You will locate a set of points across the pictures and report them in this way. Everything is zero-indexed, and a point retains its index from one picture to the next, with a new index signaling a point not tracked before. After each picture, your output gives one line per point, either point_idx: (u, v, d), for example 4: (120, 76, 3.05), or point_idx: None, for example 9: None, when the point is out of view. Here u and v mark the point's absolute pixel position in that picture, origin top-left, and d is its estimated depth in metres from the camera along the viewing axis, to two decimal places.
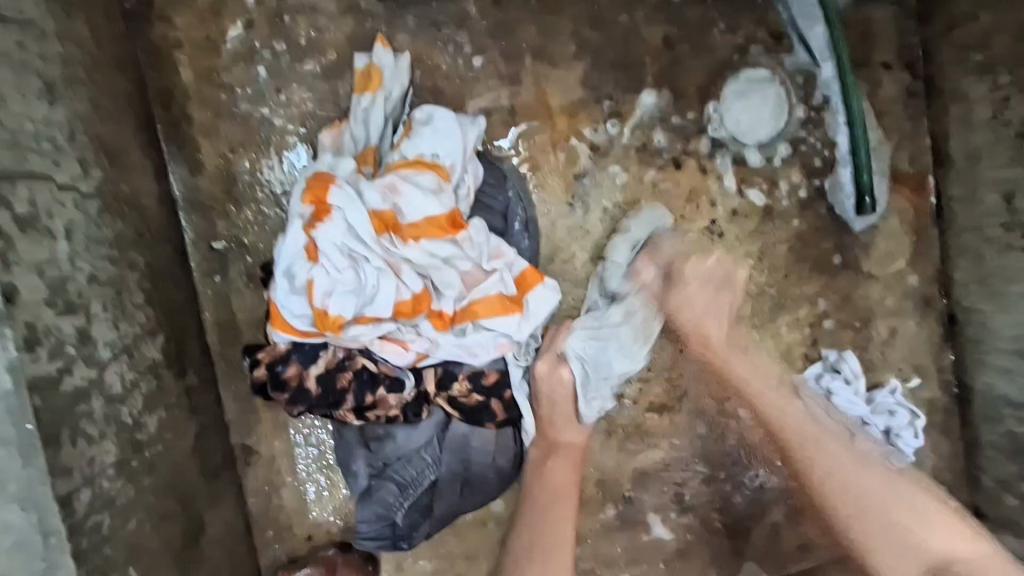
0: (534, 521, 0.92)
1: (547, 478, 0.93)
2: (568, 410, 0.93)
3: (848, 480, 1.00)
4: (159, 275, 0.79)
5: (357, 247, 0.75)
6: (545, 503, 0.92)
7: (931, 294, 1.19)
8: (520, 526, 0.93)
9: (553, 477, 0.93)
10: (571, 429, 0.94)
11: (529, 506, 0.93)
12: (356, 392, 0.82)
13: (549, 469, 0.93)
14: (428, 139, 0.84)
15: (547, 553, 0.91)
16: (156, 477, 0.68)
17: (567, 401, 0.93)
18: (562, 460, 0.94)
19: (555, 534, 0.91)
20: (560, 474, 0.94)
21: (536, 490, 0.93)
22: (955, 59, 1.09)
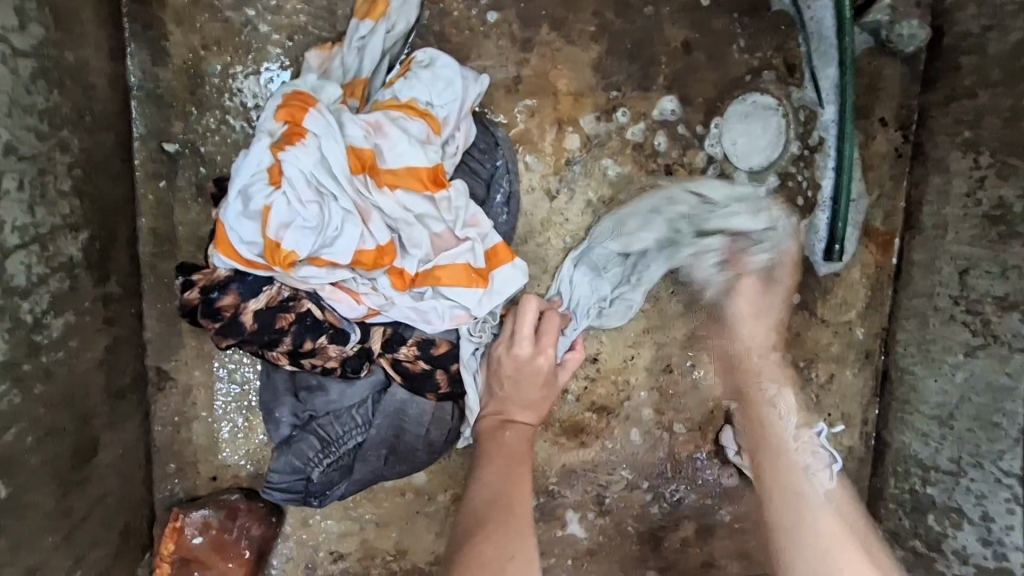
0: (489, 480, 0.83)
1: (505, 443, 0.86)
2: (528, 390, 0.88)
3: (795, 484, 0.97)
4: (96, 166, 0.70)
5: (327, 182, 0.68)
6: (503, 463, 0.84)
7: (872, 348, 1.25)
8: (473, 488, 0.83)
9: (508, 444, 0.86)
10: (529, 410, 0.89)
11: (484, 469, 0.85)
12: (294, 335, 0.75)
13: (507, 438, 0.87)
14: (425, 84, 0.76)
15: (510, 510, 0.79)
16: (51, 387, 0.60)
17: (528, 379, 0.88)
18: (516, 440, 0.87)
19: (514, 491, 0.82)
20: (517, 441, 0.87)
21: (492, 455, 0.86)
22: (946, 130, 1.12)
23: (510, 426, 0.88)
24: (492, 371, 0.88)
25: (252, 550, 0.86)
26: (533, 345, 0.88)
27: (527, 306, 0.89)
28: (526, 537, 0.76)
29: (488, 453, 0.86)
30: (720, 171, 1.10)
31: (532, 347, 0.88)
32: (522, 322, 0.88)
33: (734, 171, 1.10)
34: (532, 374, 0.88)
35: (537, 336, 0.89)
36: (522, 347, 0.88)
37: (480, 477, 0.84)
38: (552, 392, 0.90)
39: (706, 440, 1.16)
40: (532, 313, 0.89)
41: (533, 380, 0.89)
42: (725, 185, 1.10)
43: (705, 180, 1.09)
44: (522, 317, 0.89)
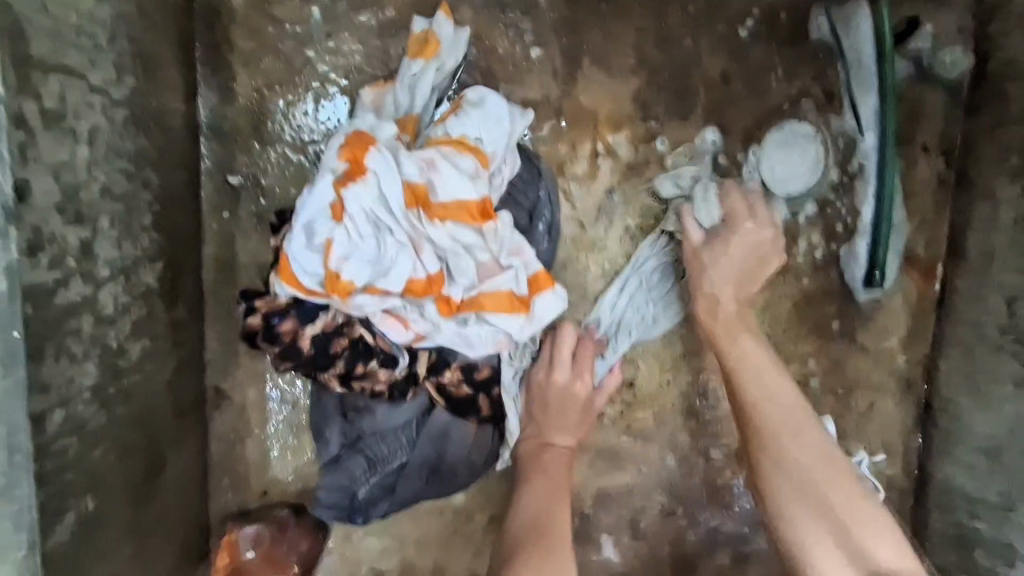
0: (529, 502, 0.87)
1: (545, 466, 0.90)
2: (566, 414, 0.92)
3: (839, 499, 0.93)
4: (170, 199, 0.75)
5: (384, 217, 0.71)
6: (543, 486, 0.88)
7: (914, 377, 1.23)
8: (515, 508, 0.87)
9: (548, 466, 0.90)
10: (568, 433, 0.92)
11: (524, 492, 0.89)
12: (347, 360, 0.79)
13: (547, 461, 0.90)
14: (475, 122, 0.81)
15: (553, 532, 0.83)
16: (129, 408, 0.65)
17: (566, 404, 0.92)
18: (556, 462, 0.90)
19: (555, 510, 0.86)
20: (557, 463, 0.90)
21: (532, 476, 0.89)
22: (991, 156, 1.10)
23: (549, 450, 0.91)
24: (531, 396, 0.92)
25: (299, 565, 0.90)
26: (570, 370, 0.92)
27: (564, 333, 0.93)
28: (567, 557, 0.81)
29: (528, 474, 0.90)
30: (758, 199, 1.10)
31: (569, 373, 0.92)
32: (560, 347, 0.92)
33: (772, 199, 1.10)
34: (570, 399, 0.91)
35: (574, 362, 0.93)
36: (559, 372, 0.92)
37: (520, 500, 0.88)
38: (589, 416, 0.93)
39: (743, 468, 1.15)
40: (569, 340, 0.93)
41: (572, 405, 0.92)
42: (763, 213, 1.11)
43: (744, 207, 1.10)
44: (560, 342, 0.93)
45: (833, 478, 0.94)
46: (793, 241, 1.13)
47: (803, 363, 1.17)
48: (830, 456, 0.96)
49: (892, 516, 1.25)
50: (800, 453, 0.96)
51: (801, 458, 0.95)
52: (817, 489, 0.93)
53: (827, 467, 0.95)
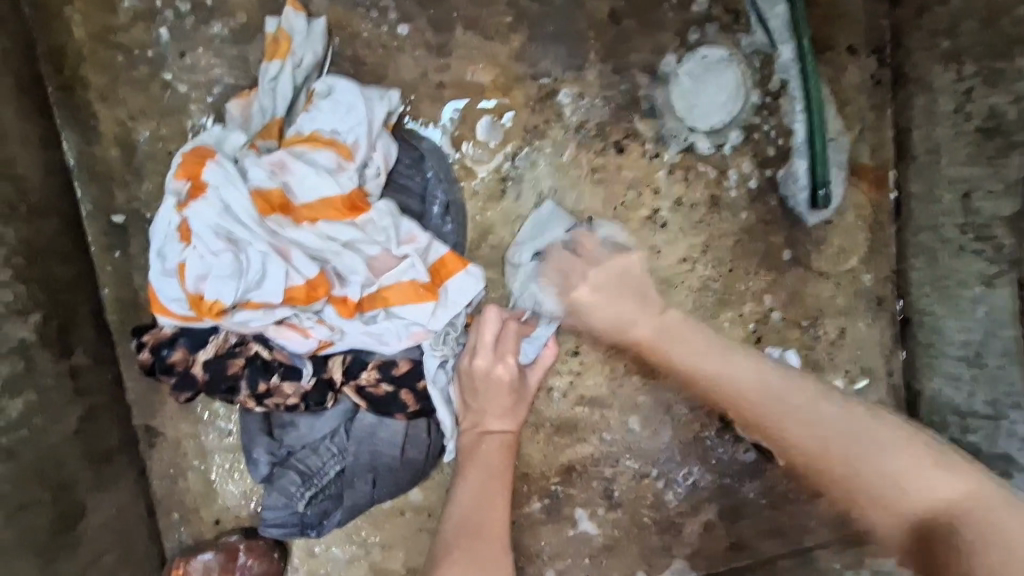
0: (464, 495, 0.81)
1: (481, 455, 0.84)
2: (494, 402, 0.87)
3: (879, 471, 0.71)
4: (38, 248, 0.74)
5: (235, 229, 0.71)
6: (478, 478, 0.82)
7: (885, 294, 1.14)
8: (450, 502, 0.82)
9: (483, 457, 0.84)
10: (504, 418, 0.87)
11: (460, 484, 0.83)
12: (248, 379, 0.78)
13: (484, 449, 0.85)
14: (326, 113, 0.78)
15: (481, 536, 0.77)
16: (14, 464, 0.64)
17: (493, 391, 0.87)
18: (490, 445, 0.85)
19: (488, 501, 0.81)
20: (493, 452, 0.85)
21: (467, 466, 0.84)
22: (922, 46, 1.02)
23: (484, 439, 0.86)
24: (458, 385, 0.88)
25: None
26: (493, 355, 0.87)
27: (487, 315, 0.88)
28: (501, 556, 0.76)
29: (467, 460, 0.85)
30: (681, 142, 1.03)
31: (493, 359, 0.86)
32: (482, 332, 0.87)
33: (692, 137, 1.03)
34: (497, 384, 0.86)
35: (496, 346, 0.87)
36: (485, 359, 0.87)
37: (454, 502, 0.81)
38: (522, 402, 0.88)
39: (712, 418, 1.11)
40: (491, 321, 0.87)
41: (501, 390, 0.87)
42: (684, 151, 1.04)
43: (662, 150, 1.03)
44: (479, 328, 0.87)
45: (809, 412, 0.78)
46: (723, 174, 1.06)
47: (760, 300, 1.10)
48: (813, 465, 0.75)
49: None
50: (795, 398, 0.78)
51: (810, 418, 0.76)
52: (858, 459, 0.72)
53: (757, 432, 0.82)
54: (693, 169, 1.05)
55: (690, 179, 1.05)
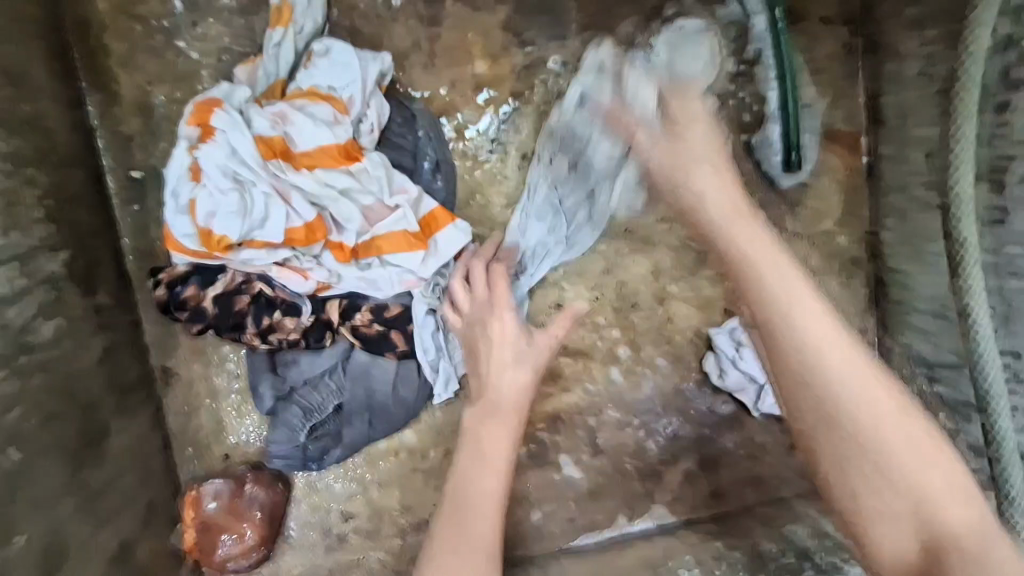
0: (464, 472, 0.81)
1: (483, 431, 0.83)
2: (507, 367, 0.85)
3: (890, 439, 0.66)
4: (65, 195, 0.82)
5: (241, 172, 0.79)
6: (478, 454, 0.82)
7: (858, 254, 1.20)
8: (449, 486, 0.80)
9: (492, 413, 0.83)
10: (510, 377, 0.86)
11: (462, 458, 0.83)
12: (254, 316, 0.86)
13: (487, 426, 0.83)
14: (324, 71, 0.86)
15: (478, 511, 0.77)
16: (47, 378, 0.72)
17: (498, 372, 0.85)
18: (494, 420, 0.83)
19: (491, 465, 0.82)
20: (495, 427, 0.82)
21: (468, 441, 0.83)
22: (889, 14, 1.07)
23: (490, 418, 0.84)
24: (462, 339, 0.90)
25: (262, 512, 0.98)
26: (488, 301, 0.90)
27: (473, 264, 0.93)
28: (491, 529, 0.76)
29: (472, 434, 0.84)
30: None
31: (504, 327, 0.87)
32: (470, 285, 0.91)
33: None
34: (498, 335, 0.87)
35: (490, 293, 0.90)
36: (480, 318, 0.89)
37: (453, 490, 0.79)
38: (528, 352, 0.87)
39: (691, 370, 1.17)
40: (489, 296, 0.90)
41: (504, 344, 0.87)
42: None
43: None
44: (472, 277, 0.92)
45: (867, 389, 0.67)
46: None
47: None
48: (906, 408, 0.67)
49: None
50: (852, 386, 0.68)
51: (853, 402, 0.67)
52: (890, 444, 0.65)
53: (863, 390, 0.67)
54: None
55: None
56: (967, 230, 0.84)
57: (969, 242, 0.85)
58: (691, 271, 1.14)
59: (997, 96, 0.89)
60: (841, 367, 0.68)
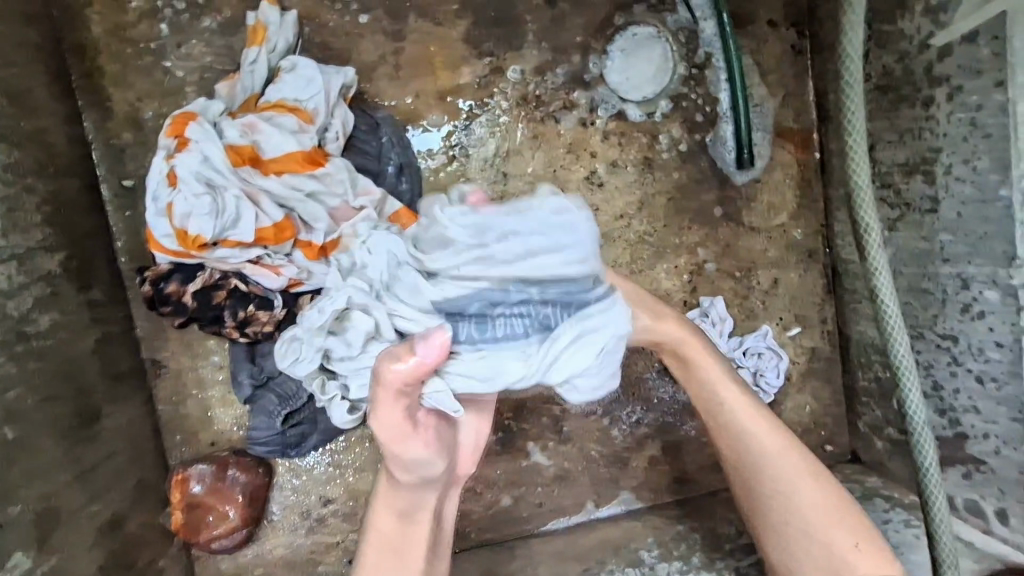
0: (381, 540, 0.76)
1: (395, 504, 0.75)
2: (401, 475, 0.71)
3: (792, 493, 0.87)
4: (63, 202, 0.91)
5: (213, 177, 0.87)
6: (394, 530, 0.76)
7: (814, 246, 1.24)
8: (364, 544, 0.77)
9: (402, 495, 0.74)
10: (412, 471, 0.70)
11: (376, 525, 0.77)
12: (231, 309, 0.93)
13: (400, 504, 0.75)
14: (291, 85, 0.93)
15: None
16: (44, 365, 0.81)
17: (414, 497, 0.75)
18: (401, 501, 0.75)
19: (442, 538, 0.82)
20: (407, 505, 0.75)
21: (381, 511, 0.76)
22: (832, 16, 1.12)
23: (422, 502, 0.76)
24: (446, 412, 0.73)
25: (243, 495, 1.05)
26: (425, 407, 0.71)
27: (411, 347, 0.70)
28: None
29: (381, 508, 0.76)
30: (612, 109, 1.16)
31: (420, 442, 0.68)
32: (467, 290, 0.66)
33: (623, 104, 1.17)
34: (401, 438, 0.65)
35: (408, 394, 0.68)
36: (419, 384, 0.62)
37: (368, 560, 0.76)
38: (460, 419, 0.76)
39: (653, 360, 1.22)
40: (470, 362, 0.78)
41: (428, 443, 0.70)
42: (618, 118, 1.17)
43: (596, 118, 1.16)
44: (494, 327, 0.65)
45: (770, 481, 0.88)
46: (655, 139, 1.18)
47: (693, 253, 1.21)
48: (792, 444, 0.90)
49: (821, 386, 1.26)
50: (751, 428, 0.90)
51: (750, 441, 0.89)
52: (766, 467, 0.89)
53: (767, 431, 0.90)
54: (627, 135, 1.17)
55: (624, 144, 1.17)
56: (868, 216, 0.93)
57: (873, 228, 0.93)
58: (650, 265, 1.20)
59: (922, 91, 0.95)
60: (787, 481, 0.87)
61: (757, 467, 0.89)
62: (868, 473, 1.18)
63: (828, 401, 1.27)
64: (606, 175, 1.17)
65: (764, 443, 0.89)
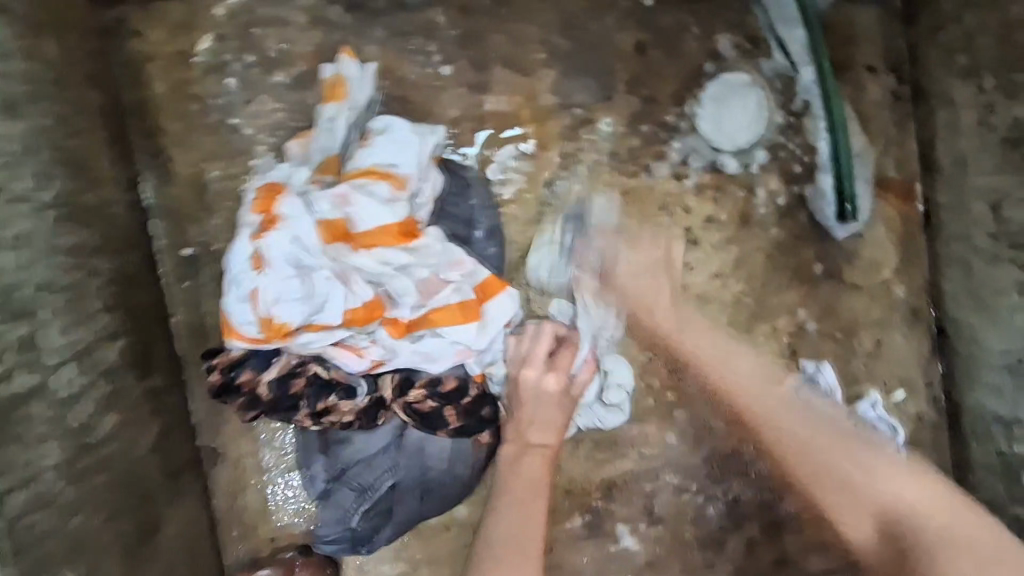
0: (509, 520, 0.91)
1: (523, 474, 0.93)
2: (521, 466, 0.94)
3: (826, 457, 0.98)
4: (124, 281, 0.81)
5: (305, 257, 0.77)
6: (522, 495, 0.92)
7: (920, 305, 1.15)
8: (489, 531, 0.91)
9: (526, 408, 0.95)
10: (545, 430, 0.95)
11: (502, 512, 0.92)
12: (309, 399, 0.84)
13: (526, 465, 0.94)
14: (383, 150, 0.86)
15: (520, 554, 0.89)
16: (107, 477, 0.70)
17: (546, 404, 0.96)
18: (535, 456, 0.94)
19: (525, 546, 0.90)
20: (535, 469, 0.94)
21: (511, 488, 0.93)
22: (943, 62, 1.05)
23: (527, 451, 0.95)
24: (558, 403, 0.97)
25: None
26: (545, 367, 0.96)
27: (542, 330, 0.97)
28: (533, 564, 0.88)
29: (509, 472, 0.94)
30: (705, 160, 1.08)
31: (556, 405, 0.96)
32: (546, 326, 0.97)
33: (720, 156, 1.08)
34: (548, 397, 0.95)
35: (552, 358, 0.97)
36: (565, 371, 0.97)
37: (503, 488, 0.93)
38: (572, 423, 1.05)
39: None
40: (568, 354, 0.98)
41: (548, 402, 0.96)
42: (713, 171, 1.08)
43: (689, 171, 1.07)
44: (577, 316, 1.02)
45: (849, 455, 0.98)
46: (751, 193, 1.10)
47: (792, 313, 1.12)
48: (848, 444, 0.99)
49: (931, 456, 1.16)
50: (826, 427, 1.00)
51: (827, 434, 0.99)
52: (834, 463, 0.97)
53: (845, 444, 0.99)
54: (722, 189, 1.09)
55: (719, 198, 1.09)
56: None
57: None
58: (747, 328, 1.11)
59: None
60: (884, 474, 0.95)
61: (849, 480, 0.96)
62: None
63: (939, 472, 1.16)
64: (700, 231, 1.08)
65: (849, 440, 0.99)
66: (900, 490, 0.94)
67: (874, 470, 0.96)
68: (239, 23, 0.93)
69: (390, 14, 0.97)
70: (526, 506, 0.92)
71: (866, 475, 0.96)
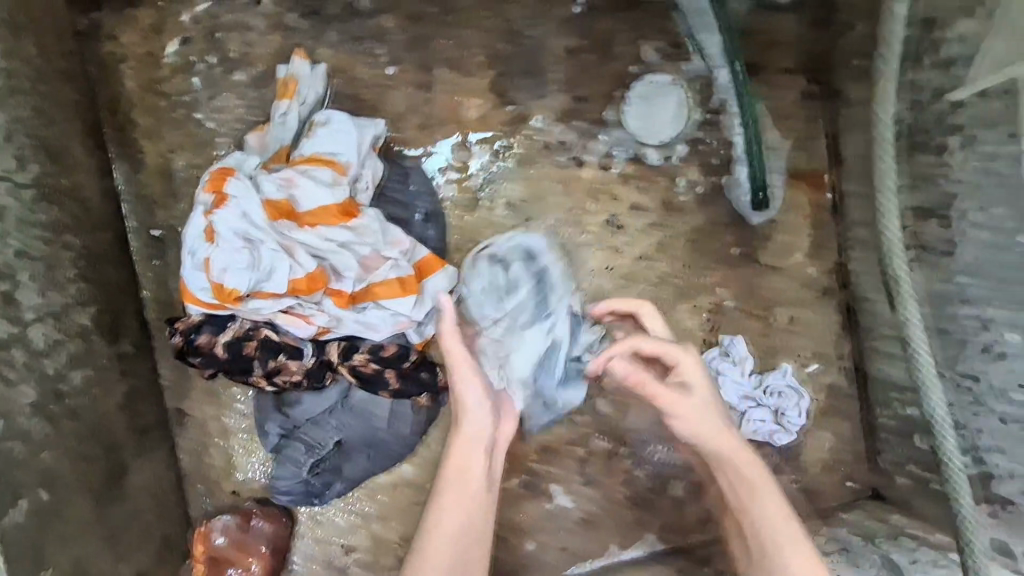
0: (453, 514, 0.95)
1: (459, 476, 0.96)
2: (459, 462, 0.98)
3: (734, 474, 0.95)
4: (96, 255, 0.91)
5: (252, 231, 0.88)
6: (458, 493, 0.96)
7: (831, 285, 1.26)
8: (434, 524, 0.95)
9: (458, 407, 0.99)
10: (472, 428, 0.99)
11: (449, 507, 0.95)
12: (261, 359, 0.94)
13: (461, 466, 0.97)
14: (326, 140, 0.98)
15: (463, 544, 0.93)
16: (77, 423, 0.80)
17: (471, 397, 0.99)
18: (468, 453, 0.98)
19: (469, 537, 0.94)
20: (468, 469, 0.96)
21: (450, 487, 0.96)
22: (844, 64, 1.16)
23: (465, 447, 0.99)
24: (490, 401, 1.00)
25: (266, 546, 1.03)
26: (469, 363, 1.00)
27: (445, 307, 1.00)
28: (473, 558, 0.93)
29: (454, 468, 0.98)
30: (629, 152, 1.19)
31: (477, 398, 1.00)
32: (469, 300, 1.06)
33: (644, 149, 1.19)
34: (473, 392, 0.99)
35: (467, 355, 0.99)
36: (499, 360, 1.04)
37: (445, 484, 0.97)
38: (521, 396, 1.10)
39: None
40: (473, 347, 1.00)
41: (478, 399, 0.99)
42: (638, 163, 1.19)
43: (614, 162, 1.19)
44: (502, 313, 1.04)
45: (751, 487, 0.93)
46: (673, 182, 1.21)
47: (712, 292, 1.23)
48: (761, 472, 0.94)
49: (843, 424, 1.26)
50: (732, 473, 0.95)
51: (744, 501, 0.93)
52: (739, 473, 0.94)
53: (743, 459, 0.95)
54: (646, 179, 1.20)
55: (643, 187, 1.20)
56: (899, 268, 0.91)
57: (903, 277, 0.92)
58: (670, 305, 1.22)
59: (936, 139, 0.99)
60: (764, 510, 0.92)
61: (736, 480, 0.94)
62: (895, 513, 1.18)
63: (851, 438, 1.26)
64: (627, 217, 1.20)
65: (745, 475, 0.94)
66: (787, 539, 0.90)
67: (756, 496, 0.93)
68: (204, 28, 1.04)
69: (341, 19, 1.08)
70: (463, 499, 0.96)
71: (748, 487, 0.93)
